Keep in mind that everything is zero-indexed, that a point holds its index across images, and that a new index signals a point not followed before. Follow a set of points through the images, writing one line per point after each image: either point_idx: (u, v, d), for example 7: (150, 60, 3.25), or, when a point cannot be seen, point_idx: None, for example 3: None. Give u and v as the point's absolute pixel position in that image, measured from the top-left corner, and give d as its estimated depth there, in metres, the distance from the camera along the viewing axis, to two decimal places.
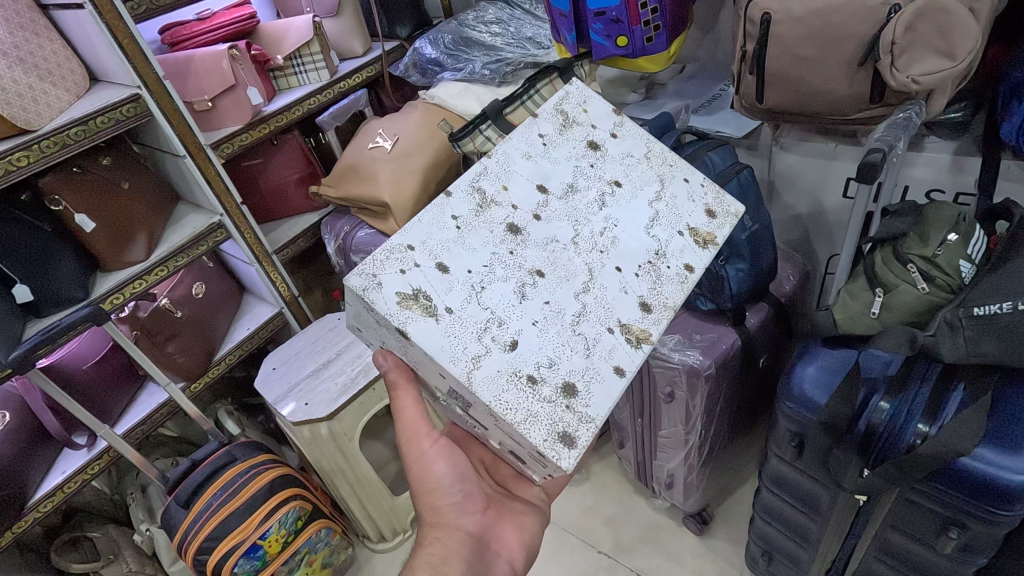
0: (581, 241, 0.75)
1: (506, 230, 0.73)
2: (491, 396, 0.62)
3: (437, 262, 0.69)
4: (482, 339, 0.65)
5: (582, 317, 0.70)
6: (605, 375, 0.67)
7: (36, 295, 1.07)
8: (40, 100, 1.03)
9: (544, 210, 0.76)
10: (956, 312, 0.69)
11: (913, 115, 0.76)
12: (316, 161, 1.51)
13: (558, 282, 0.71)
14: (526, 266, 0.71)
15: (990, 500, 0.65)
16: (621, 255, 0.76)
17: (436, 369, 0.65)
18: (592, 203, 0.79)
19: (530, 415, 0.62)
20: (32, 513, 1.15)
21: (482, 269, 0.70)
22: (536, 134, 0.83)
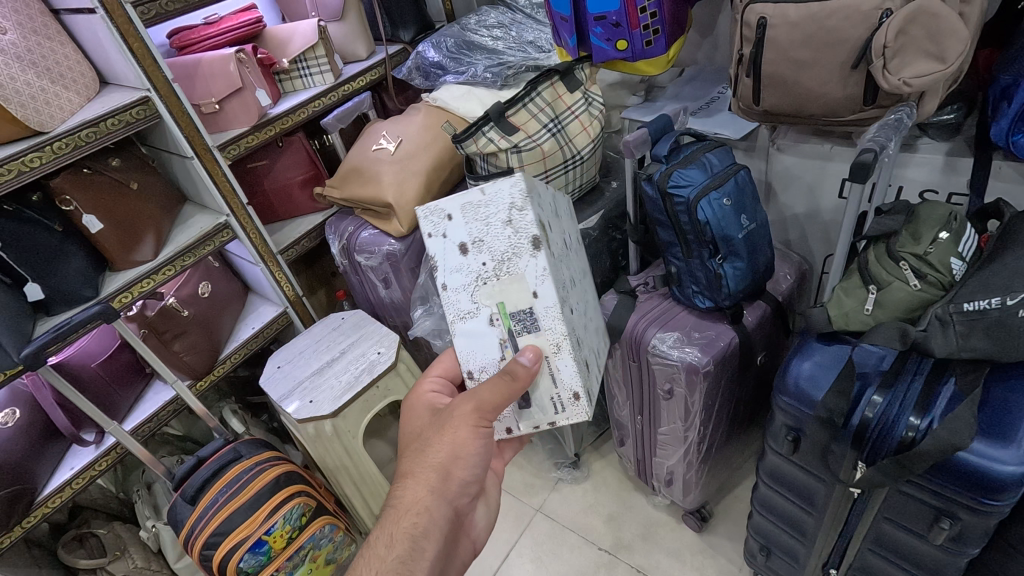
0: (584, 282, 0.95)
1: (568, 233, 0.93)
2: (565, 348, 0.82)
3: (550, 221, 0.86)
4: (564, 292, 0.84)
5: (587, 332, 0.91)
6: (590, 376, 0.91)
7: (47, 294, 1.09)
8: (52, 103, 1.06)
9: (578, 253, 0.99)
10: (947, 308, 0.71)
11: (904, 116, 0.78)
12: (320, 163, 1.54)
13: (584, 296, 0.93)
14: (578, 270, 0.94)
15: (980, 490, 0.67)
16: (597, 311, 0.98)
17: (535, 288, 0.81)
18: (589, 271, 1.01)
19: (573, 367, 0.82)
20: (41, 509, 1.17)
21: (563, 251, 0.89)
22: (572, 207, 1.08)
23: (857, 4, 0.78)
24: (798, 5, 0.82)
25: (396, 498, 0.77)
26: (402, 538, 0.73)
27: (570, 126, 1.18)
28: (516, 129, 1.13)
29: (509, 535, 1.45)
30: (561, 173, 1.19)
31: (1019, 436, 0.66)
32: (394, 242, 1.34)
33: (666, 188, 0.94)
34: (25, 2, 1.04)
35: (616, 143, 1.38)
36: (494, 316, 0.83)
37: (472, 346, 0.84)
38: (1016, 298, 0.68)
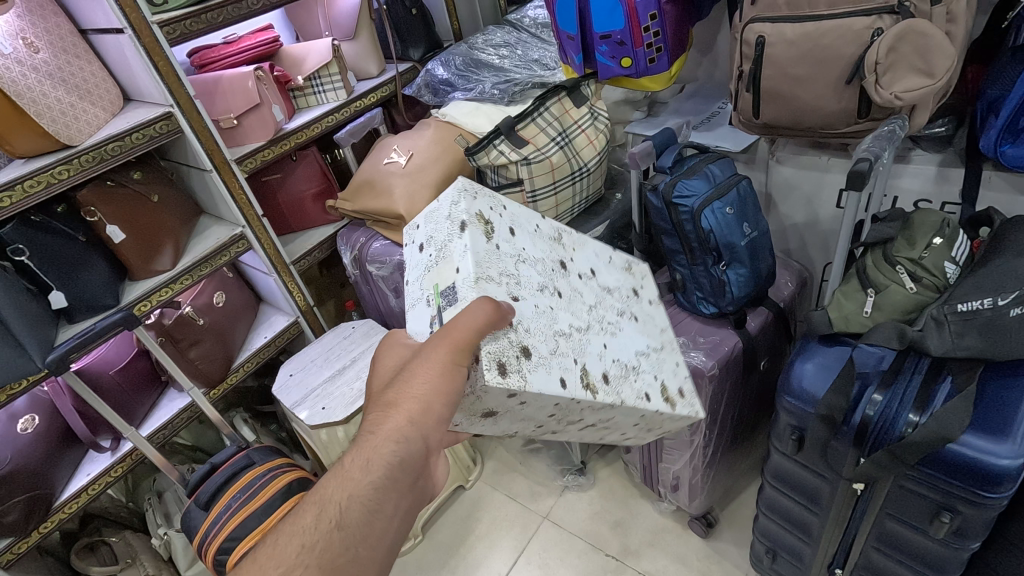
0: (648, 368, 0.78)
1: (603, 282, 0.81)
2: (488, 360, 0.57)
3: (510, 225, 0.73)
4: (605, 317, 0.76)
5: (565, 335, 0.68)
6: (551, 373, 0.62)
7: (70, 301, 1.12)
8: (79, 118, 1.10)
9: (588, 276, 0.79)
10: (942, 308, 0.75)
11: (897, 128, 0.81)
12: (332, 176, 1.59)
13: (586, 343, 0.69)
14: (583, 310, 0.73)
15: (975, 481, 0.70)
16: (615, 346, 0.75)
17: (496, 267, 0.64)
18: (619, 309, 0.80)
19: (545, 372, 0.61)
20: (57, 515, 1.19)
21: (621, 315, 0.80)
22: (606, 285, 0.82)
23: (851, 23, 0.82)
24: (794, 25, 0.87)
25: (371, 425, 0.61)
26: (380, 465, 0.58)
27: (577, 140, 1.19)
28: (526, 142, 1.14)
29: (516, 542, 1.47)
30: (569, 185, 1.20)
31: (1013, 431, 0.69)
32: None
33: (672, 198, 0.98)
34: (56, 22, 1.08)
35: (619, 157, 1.42)
36: (428, 298, 0.66)
37: (413, 332, 0.66)
38: (1007, 299, 0.72)
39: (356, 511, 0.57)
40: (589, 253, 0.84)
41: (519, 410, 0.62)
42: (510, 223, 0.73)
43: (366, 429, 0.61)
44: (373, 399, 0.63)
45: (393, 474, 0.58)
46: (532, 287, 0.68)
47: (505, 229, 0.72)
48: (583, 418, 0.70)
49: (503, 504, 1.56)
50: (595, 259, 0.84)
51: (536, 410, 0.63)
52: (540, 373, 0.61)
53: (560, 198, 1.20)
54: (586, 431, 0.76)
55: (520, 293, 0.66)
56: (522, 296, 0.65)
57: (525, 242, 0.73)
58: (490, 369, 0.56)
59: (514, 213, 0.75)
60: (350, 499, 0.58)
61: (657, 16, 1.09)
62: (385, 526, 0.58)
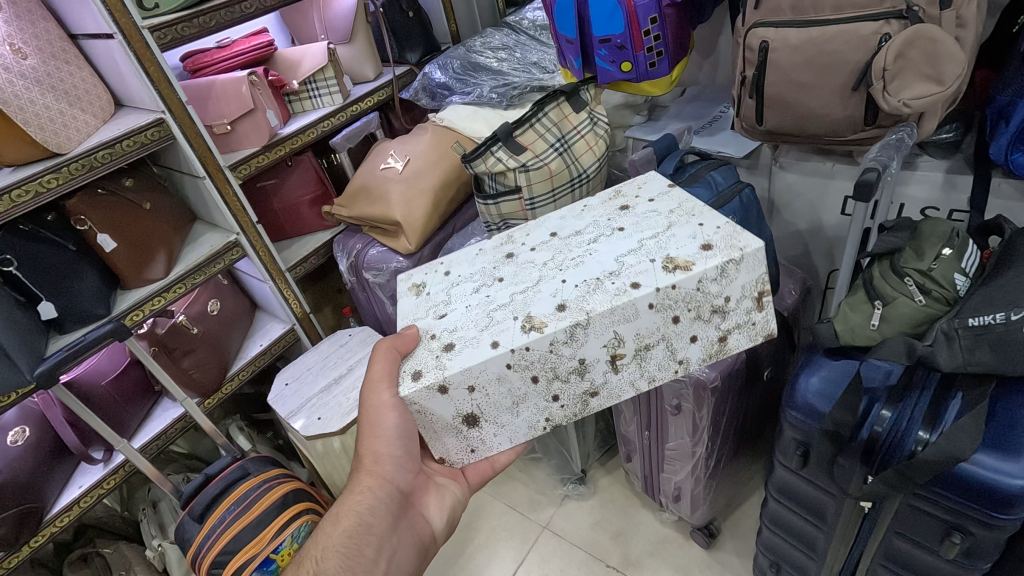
0: (638, 260, 0.75)
1: (565, 233, 0.85)
2: (405, 373, 0.74)
3: (446, 266, 0.89)
4: (556, 262, 0.79)
5: (505, 305, 0.76)
6: (480, 345, 0.73)
7: (61, 312, 1.10)
8: (68, 125, 1.08)
9: (543, 242, 0.85)
10: (952, 323, 0.72)
11: (905, 137, 0.79)
12: (329, 182, 1.57)
13: (529, 297, 0.76)
14: (530, 273, 0.80)
15: (988, 502, 0.68)
16: (577, 273, 0.76)
17: (420, 307, 0.83)
18: (584, 241, 0.82)
19: (472, 349, 0.73)
20: (49, 528, 1.17)
21: (589, 242, 0.81)
22: (570, 233, 0.85)
23: (858, 28, 0.80)
24: (799, 29, 0.85)
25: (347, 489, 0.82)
26: (351, 514, 0.79)
27: (576, 145, 1.16)
28: (525, 149, 1.12)
29: (515, 553, 1.44)
30: (569, 192, 1.16)
31: None
32: (403, 260, 1.36)
33: None
34: (45, 28, 1.06)
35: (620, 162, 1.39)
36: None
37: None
38: (1020, 313, 0.69)
39: (335, 553, 0.76)
40: (551, 223, 0.89)
41: (482, 393, 0.74)
42: (446, 268, 0.88)
43: (346, 493, 0.82)
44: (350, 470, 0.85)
45: (364, 519, 0.79)
46: (464, 295, 0.81)
47: (440, 276, 0.87)
48: (579, 355, 0.73)
49: (502, 513, 1.54)
50: (560, 222, 0.89)
51: (501, 378, 0.74)
52: (467, 351, 0.73)
53: (559, 205, 1.17)
54: (634, 362, 0.76)
55: (448, 309, 0.80)
56: (447, 311, 0.79)
57: (463, 269, 0.86)
58: (404, 382, 0.73)
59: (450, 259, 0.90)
60: (329, 546, 0.77)
61: (657, 20, 1.06)
62: (358, 559, 0.76)
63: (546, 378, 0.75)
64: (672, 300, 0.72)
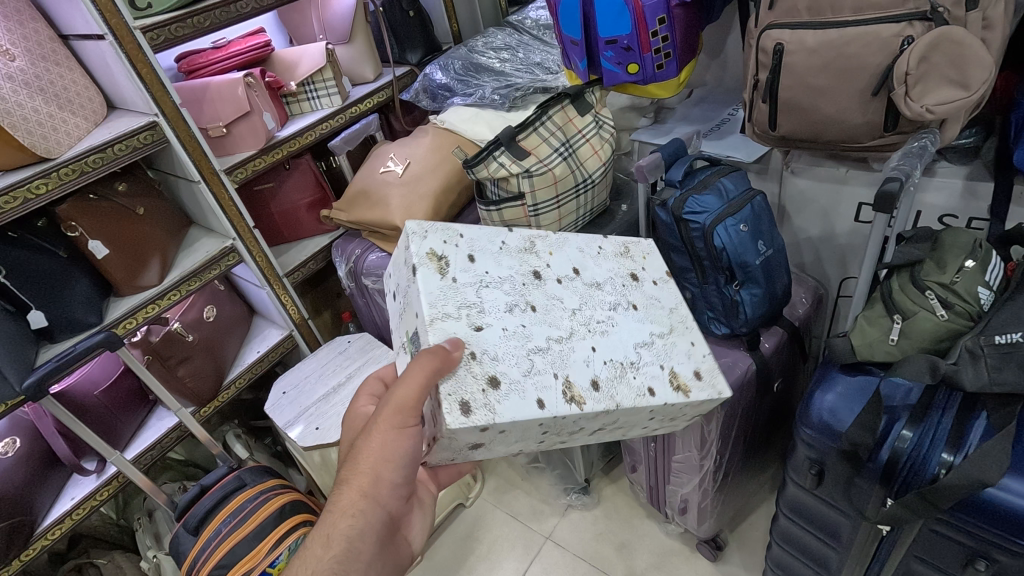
0: (651, 359, 0.77)
1: (588, 278, 0.82)
2: (450, 402, 0.62)
3: (470, 254, 0.77)
4: (583, 321, 0.77)
5: (542, 351, 0.71)
6: (525, 397, 0.66)
7: (51, 321, 1.07)
8: (58, 129, 1.04)
9: (570, 281, 0.81)
10: (977, 339, 0.69)
11: (928, 143, 0.76)
12: (327, 185, 1.54)
13: (567, 354, 0.72)
14: (562, 319, 0.75)
15: (1015, 530, 0.65)
16: (604, 344, 0.75)
17: (449, 302, 0.71)
18: (608, 304, 0.81)
19: (518, 398, 0.65)
20: (40, 542, 1.14)
21: (609, 310, 0.80)
22: (593, 285, 0.82)
23: (878, 30, 0.77)
24: (816, 31, 0.81)
25: (329, 506, 0.71)
26: (340, 539, 0.68)
27: (581, 149, 1.13)
28: (528, 153, 1.08)
29: (517, 565, 1.41)
30: (573, 198, 1.14)
31: None
32: None
33: (681, 214, 0.93)
34: (35, 28, 1.03)
35: (625, 165, 1.37)
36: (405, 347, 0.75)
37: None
38: None
39: None
40: (572, 251, 0.85)
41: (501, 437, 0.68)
42: (470, 251, 0.77)
43: (327, 509, 0.71)
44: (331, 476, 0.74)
45: (353, 544, 0.69)
46: (498, 310, 0.72)
47: (464, 258, 0.77)
48: (582, 428, 0.72)
49: (504, 523, 1.51)
50: (578, 255, 0.85)
51: (524, 433, 0.67)
52: (513, 399, 0.65)
53: (563, 211, 1.14)
54: (601, 437, 0.79)
55: (483, 320, 0.70)
56: (483, 324, 0.70)
57: (490, 265, 0.77)
58: (450, 412, 0.61)
59: (471, 237, 0.80)
60: (316, 574, 0.66)
61: (665, 21, 1.03)
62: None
63: (542, 440, 0.73)
64: (665, 412, 0.76)
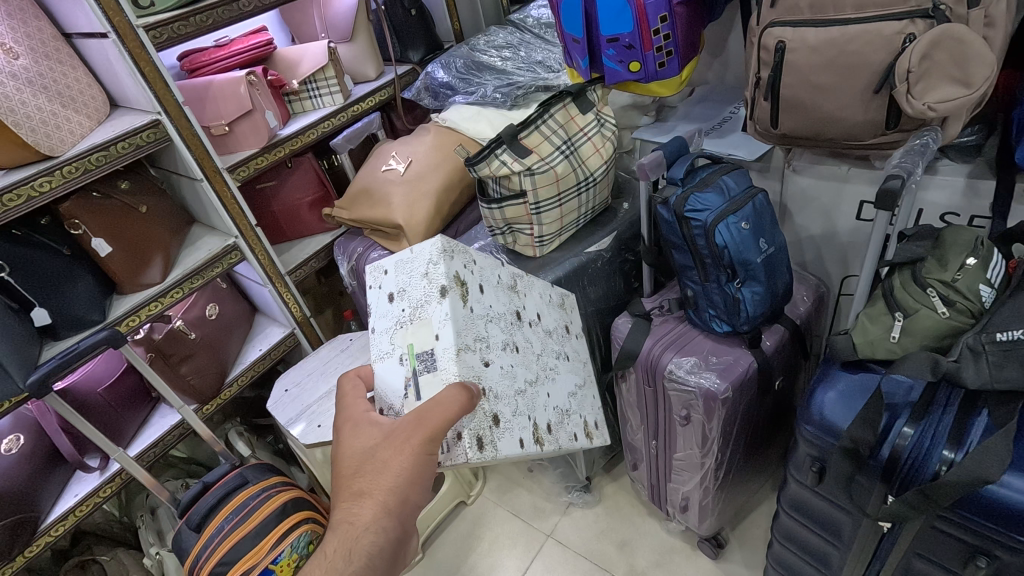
0: (576, 409, 0.94)
1: (547, 325, 0.96)
2: (468, 437, 0.72)
3: (478, 285, 0.84)
4: (542, 367, 0.90)
5: (523, 393, 0.83)
6: (513, 435, 0.77)
7: (54, 318, 1.08)
8: (61, 127, 1.05)
9: (536, 326, 0.93)
10: (979, 337, 0.69)
11: (929, 141, 0.76)
12: (329, 183, 1.54)
13: (536, 398, 0.85)
14: (533, 363, 0.88)
15: (1015, 526, 0.65)
16: (555, 390, 0.90)
17: (468, 332, 0.77)
18: (556, 352, 0.95)
19: (509, 436, 0.77)
20: (43, 538, 1.15)
21: (556, 358, 0.94)
22: (549, 334, 0.95)
23: (881, 28, 0.77)
24: (818, 29, 0.81)
25: (347, 518, 0.68)
26: (361, 555, 0.67)
27: (583, 147, 1.13)
28: (530, 151, 1.08)
29: (518, 562, 1.41)
30: (574, 196, 1.14)
31: None
32: None
33: (683, 212, 0.93)
34: (38, 27, 1.03)
35: (627, 164, 1.37)
36: (403, 356, 0.77)
37: (386, 384, 0.78)
38: None
39: None
40: (536, 298, 0.97)
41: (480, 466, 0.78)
42: (480, 282, 0.84)
43: (343, 521, 0.68)
44: (343, 488, 0.71)
45: (372, 560, 0.68)
46: (498, 349, 0.82)
47: (475, 287, 0.83)
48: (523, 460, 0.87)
49: (505, 521, 1.51)
50: (541, 300, 0.97)
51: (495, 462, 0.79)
52: (506, 437, 0.76)
53: (565, 210, 1.14)
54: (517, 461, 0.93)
55: (489, 357, 0.79)
56: (490, 362, 0.79)
57: (491, 299, 0.85)
58: (469, 446, 0.72)
59: (481, 266, 0.86)
60: None
61: (666, 19, 1.03)
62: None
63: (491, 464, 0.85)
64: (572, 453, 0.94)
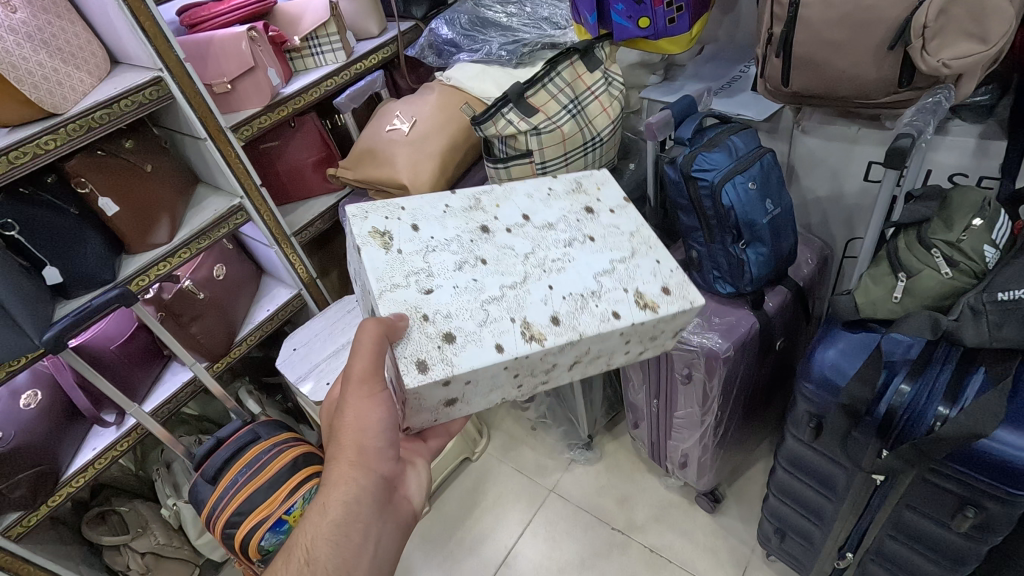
0: (613, 286, 0.77)
1: (539, 221, 0.84)
2: (406, 363, 0.65)
3: (413, 224, 0.81)
4: (533, 264, 0.78)
5: (497, 299, 0.73)
6: (482, 345, 0.68)
7: (65, 276, 1.09)
8: (63, 84, 1.03)
9: (518, 227, 0.82)
10: (980, 297, 0.70)
11: (943, 99, 0.76)
12: (333, 143, 1.53)
13: (521, 296, 0.74)
14: (515, 263, 0.77)
15: (1003, 478, 0.67)
16: (560, 280, 0.76)
17: (399, 272, 0.74)
18: (559, 240, 0.81)
19: (476, 347, 0.68)
20: (65, 489, 1.19)
21: (555, 249, 0.80)
22: (540, 229, 0.83)
23: None
24: None
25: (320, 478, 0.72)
26: (337, 505, 0.70)
27: (589, 106, 1.12)
28: (537, 110, 1.07)
29: (522, 515, 1.47)
30: (581, 156, 1.13)
31: None
32: None
33: (690, 172, 0.92)
34: None
35: (634, 124, 1.35)
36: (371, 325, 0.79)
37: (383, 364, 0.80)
38: None
39: (324, 546, 0.68)
40: (518, 201, 0.87)
41: (474, 387, 0.70)
42: (412, 221, 0.81)
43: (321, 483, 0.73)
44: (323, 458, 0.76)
45: (352, 508, 0.70)
46: (448, 269, 0.75)
47: (407, 229, 0.80)
48: (555, 363, 0.73)
49: (509, 477, 1.56)
50: (524, 203, 0.87)
51: (492, 379, 0.70)
52: (471, 350, 0.68)
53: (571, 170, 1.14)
54: (583, 367, 0.79)
55: (433, 283, 0.74)
56: (435, 288, 0.73)
57: (435, 230, 0.80)
58: (407, 371, 0.65)
59: (415, 209, 0.83)
60: (318, 540, 0.68)
61: None
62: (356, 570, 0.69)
63: (519, 384, 0.75)
64: (639, 332, 0.76)
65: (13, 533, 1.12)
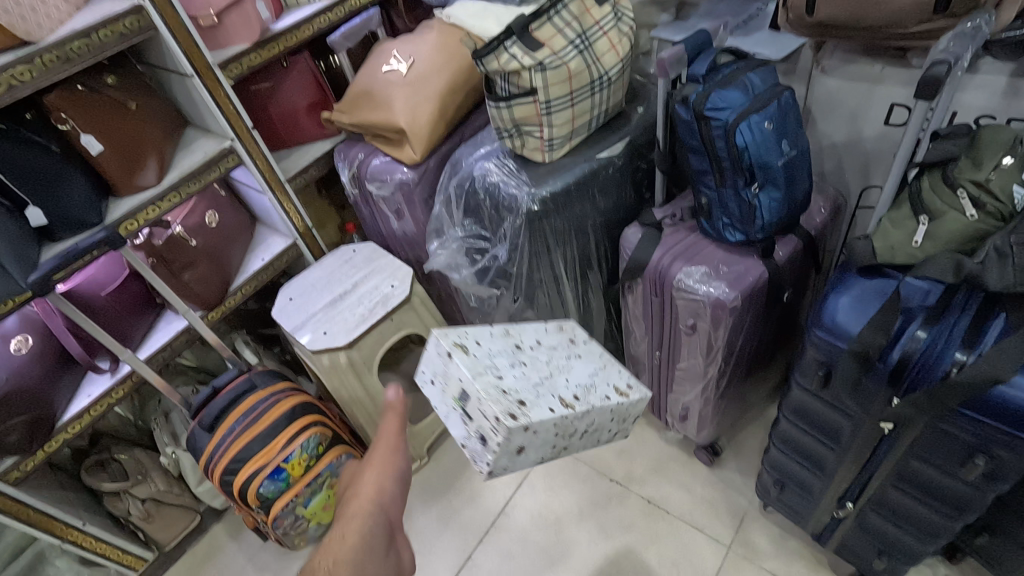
0: (602, 384, 0.97)
1: (546, 342, 1.04)
2: (504, 412, 0.82)
3: (466, 345, 0.94)
4: (551, 359, 0.99)
5: (540, 384, 0.93)
6: (543, 407, 0.87)
7: (50, 218, 1.05)
8: (38, 10, 0.97)
9: (535, 346, 1.02)
10: (1008, 240, 0.66)
11: (981, 24, 0.71)
12: (327, 86, 1.46)
13: (557, 382, 0.94)
14: (545, 365, 0.98)
15: (1017, 425, 0.66)
16: (574, 377, 0.97)
17: (483, 372, 0.89)
18: (564, 353, 1.02)
19: (540, 407, 0.86)
20: (61, 435, 1.18)
21: (565, 352, 1.03)
22: (549, 346, 1.03)
23: None
24: None
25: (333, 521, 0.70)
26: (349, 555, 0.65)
27: (597, 43, 1.05)
28: (541, 45, 1.01)
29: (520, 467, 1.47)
30: (587, 96, 1.07)
31: None
32: (409, 170, 1.28)
33: (703, 110, 0.87)
34: None
35: (643, 65, 1.28)
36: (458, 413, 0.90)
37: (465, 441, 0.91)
38: None
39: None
40: (530, 331, 1.06)
41: (528, 448, 0.88)
42: (475, 338, 0.97)
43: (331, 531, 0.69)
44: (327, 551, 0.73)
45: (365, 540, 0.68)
46: (508, 368, 0.93)
47: (473, 344, 0.95)
48: (579, 432, 0.93)
49: None
50: (536, 333, 1.06)
51: (544, 440, 0.89)
52: (538, 410, 0.86)
53: (577, 110, 1.08)
54: (580, 444, 0.97)
55: (503, 374, 0.91)
56: (503, 375, 0.90)
57: (490, 345, 0.97)
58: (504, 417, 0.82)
59: (473, 331, 0.99)
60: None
61: None
62: None
63: (554, 445, 0.92)
64: (621, 412, 0.97)
65: (11, 476, 1.12)
